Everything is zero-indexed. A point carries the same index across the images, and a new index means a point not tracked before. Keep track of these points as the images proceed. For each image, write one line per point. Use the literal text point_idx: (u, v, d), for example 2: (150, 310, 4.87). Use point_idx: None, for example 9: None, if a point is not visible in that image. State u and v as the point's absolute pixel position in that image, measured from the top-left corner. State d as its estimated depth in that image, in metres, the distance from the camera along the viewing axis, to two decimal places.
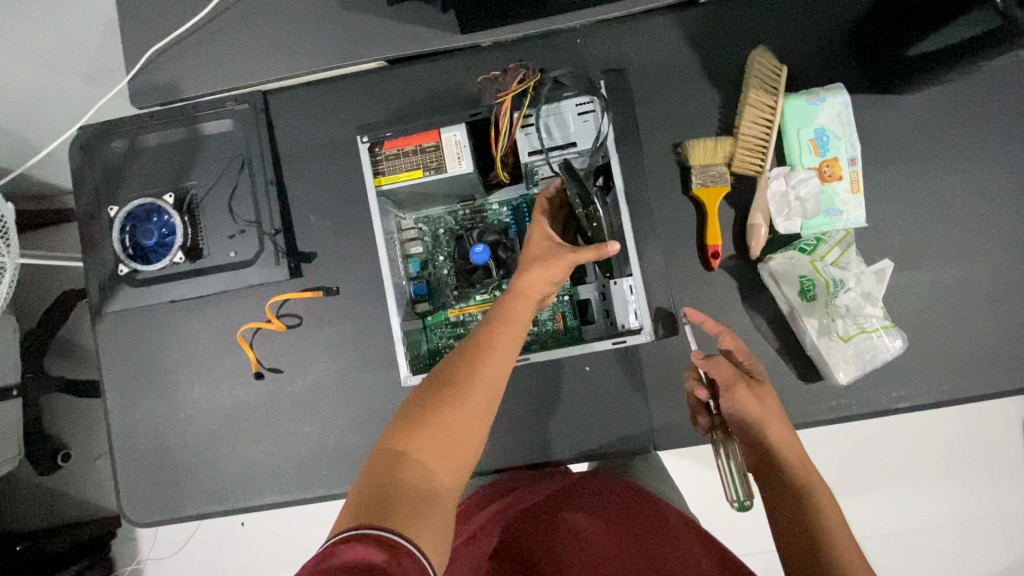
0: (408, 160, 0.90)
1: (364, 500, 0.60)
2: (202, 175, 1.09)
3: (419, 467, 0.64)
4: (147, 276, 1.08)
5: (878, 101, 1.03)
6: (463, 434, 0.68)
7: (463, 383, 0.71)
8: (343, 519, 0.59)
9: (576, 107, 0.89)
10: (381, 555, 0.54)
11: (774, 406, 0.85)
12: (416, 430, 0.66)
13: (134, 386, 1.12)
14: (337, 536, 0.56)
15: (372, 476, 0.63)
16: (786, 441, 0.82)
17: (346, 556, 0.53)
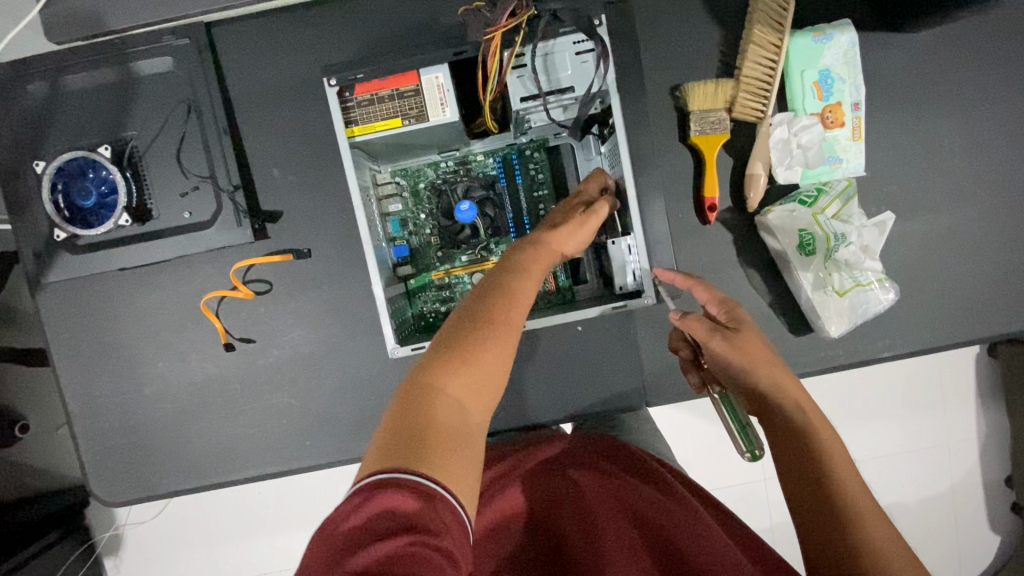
0: (383, 106, 0.79)
1: (395, 439, 0.56)
2: (144, 123, 0.95)
3: (455, 404, 0.61)
4: (89, 241, 0.96)
5: (884, 39, 0.97)
6: (496, 372, 0.66)
7: (492, 324, 0.67)
8: (372, 458, 0.56)
9: (573, 43, 0.77)
10: (417, 504, 0.50)
11: (762, 355, 0.76)
12: (450, 368, 0.63)
13: (89, 361, 1.02)
14: (367, 481, 0.52)
15: (402, 413, 0.59)
16: (778, 392, 0.74)
17: (380, 503, 0.50)
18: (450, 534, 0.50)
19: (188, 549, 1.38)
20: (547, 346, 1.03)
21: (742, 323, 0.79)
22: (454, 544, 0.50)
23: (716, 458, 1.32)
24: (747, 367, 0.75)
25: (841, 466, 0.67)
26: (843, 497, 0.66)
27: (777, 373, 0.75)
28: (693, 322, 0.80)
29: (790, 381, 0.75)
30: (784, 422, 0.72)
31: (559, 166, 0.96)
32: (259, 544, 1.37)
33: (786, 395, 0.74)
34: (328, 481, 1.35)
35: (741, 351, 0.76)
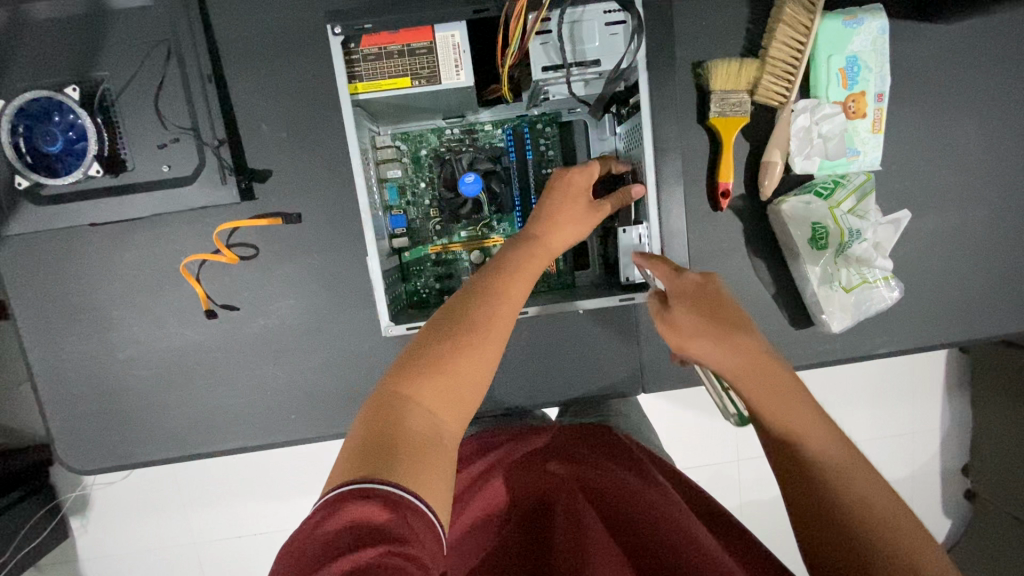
0: (392, 62, 0.72)
1: (366, 447, 0.55)
2: (117, 63, 0.86)
3: (425, 413, 0.59)
4: (55, 191, 0.87)
5: (912, 29, 0.93)
6: (473, 377, 0.63)
7: (472, 324, 0.65)
8: (342, 470, 0.54)
9: (604, 13, 0.71)
10: (385, 514, 0.48)
11: (753, 356, 0.67)
12: (424, 371, 0.61)
13: (57, 322, 0.95)
14: (333, 494, 0.50)
15: (373, 421, 0.58)
16: (774, 399, 0.64)
17: (346, 515, 0.48)
18: (418, 541, 0.48)
19: (158, 517, 1.33)
20: (546, 328, 1.00)
21: (731, 312, 0.70)
22: (423, 549, 0.48)
23: (701, 443, 1.33)
24: (735, 370, 0.67)
25: (858, 482, 0.58)
26: (867, 518, 0.55)
27: (770, 374, 0.66)
28: (679, 312, 0.71)
29: (770, 370, 0.66)
30: (786, 433, 0.63)
31: (570, 143, 0.91)
32: (235, 513, 1.33)
33: (785, 400, 0.64)
34: (307, 452, 1.31)
35: (729, 352, 0.67)
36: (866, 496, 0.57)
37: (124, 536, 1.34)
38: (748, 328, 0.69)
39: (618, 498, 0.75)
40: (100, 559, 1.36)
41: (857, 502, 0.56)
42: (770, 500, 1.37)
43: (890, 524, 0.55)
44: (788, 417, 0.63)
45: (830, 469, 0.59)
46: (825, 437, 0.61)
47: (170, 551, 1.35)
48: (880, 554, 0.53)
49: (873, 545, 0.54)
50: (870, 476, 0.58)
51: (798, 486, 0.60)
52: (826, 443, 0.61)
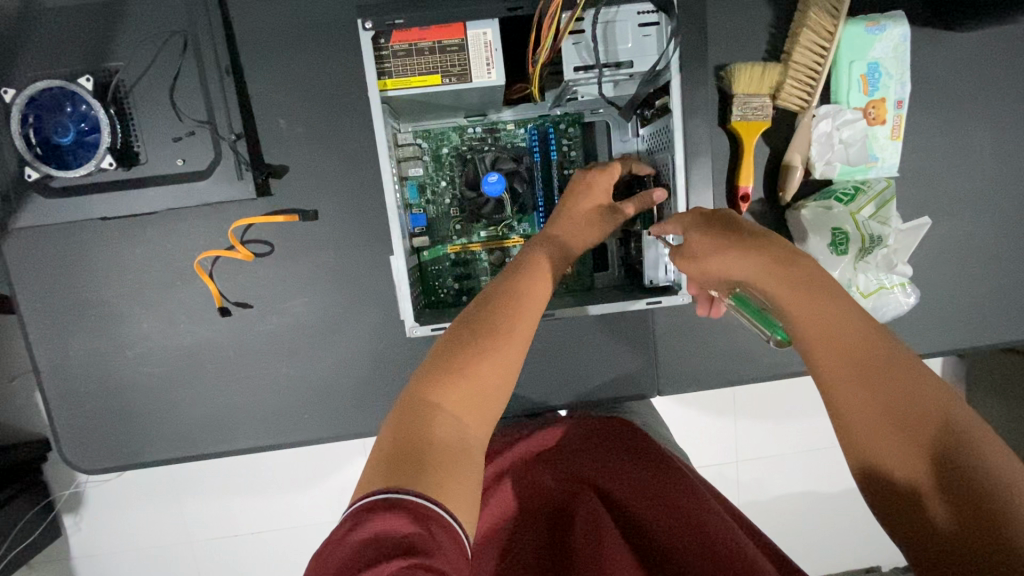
0: (422, 60, 0.71)
1: (391, 456, 0.54)
2: (132, 53, 0.84)
3: (451, 420, 0.58)
4: (65, 184, 0.85)
5: (932, 37, 0.94)
6: (497, 387, 0.62)
7: (496, 331, 0.64)
8: (367, 479, 0.53)
9: (637, 14, 0.70)
10: (411, 526, 0.47)
11: (784, 263, 0.59)
12: (450, 379, 0.60)
13: (63, 317, 0.92)
14: (358, 505, 0.49)
15: (398, 429, 0.57)
16: (813, 310, 0.56)
17: (372, 528, 0.47)
18: (445, 554, 0.46)
19: (158, 516, 1.31)
20: (563, 330, 0.99)
21: (759, 231, 0.64)
22: (450, 562, 0.46)
23: (708, 446, 1.33)
24: (766, 280, 0.59)
25: (918, 389, 0.50)
26: (940, 436, 0.48)
27: (805, 279, 0.57)
28: (697, 240, 0.66)
29: (811, 296, 0.57)
30: (831, 347, 0.55)
31: (592, 143, 0.90)
32: (237, 512, 1.31)
33: (823, 309, 0.56)
34: (311, 452, 1.30)
35: (757, 264, 0.60)
36: (932, 407, 0.49)
37: (123, 534, 1.32)
38: (774, 238, 0.62)
39: (638, 503, 0.78)
40: (97, 557, 1.33)
41: (923, 416, 0.49)
42: (774, 501, 1.38)
43: (966, 439, 0.47)
44: (829, 327, 0.55)
45: (888, 381, 0.51)
46: (877, 343, 0.53)
47: (170, 551, 1.33)
48: (956, 483, 0.46)
49: (950, 471, 0.47)
50: (931, 381, 0.51)
51: (849, 406, 0.53)
52: (874, 349, 0.53)
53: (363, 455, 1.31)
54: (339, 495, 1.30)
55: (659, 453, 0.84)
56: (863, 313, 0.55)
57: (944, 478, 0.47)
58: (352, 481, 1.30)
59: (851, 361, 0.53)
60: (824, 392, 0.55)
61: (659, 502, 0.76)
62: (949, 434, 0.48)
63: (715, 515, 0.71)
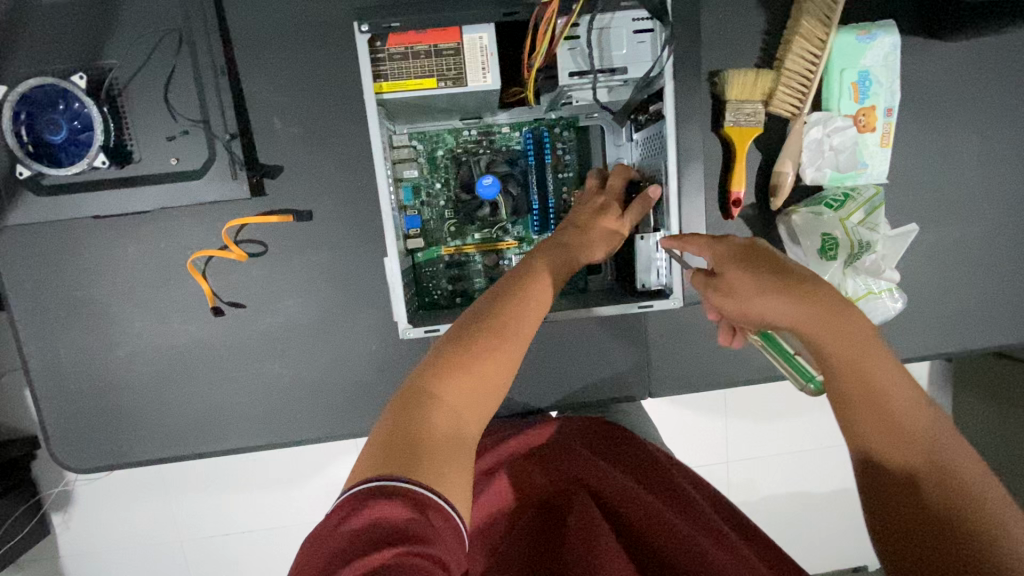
0: (417, 63, 0.71)
1: (389, 445, 0.54)
2: (125, 50, 0.83)
3: (449, 412, 0.59)
4: (57, 181, 0.84)
5: (921, 46, 0.95)
6: (495, 382, 0.63)
7: (494, 330, 0.66)
8: (362, 468, 0.53)
9: (633, 20, 0.71)
10: (408, 513, 0.48)
11: (826, 313, 0.59)
12: (450, 372, 0.61)
13: (54, 315, 0.92)
14: (356, 492, 0.50)
15: (396, 419, 0.57)
16: (855, 363, 0.58)
17: (369, 514, 0.47)
18: (442, 541, 0.47)
19: (147, 515, 1.30)
20: (556, 332, 0.99)
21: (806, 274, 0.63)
22: (446, 549, 0.47)
23: (699, 447, 1.34)
24: (806, 326, 0.60)
25: (940, 451, 0.53)
26: (948, 495, 0.51)
27: (848, 333, 0.58)
28: (737, 276, 0.64)
29: (851, 343, 0.58)
30: (862, 398, 0.57)
31: (587, 147, 0.91)
32: (228, 511, 1.31)
33: (862, 364, 0.57)
34: (304, 450, 1.30)
35: (793, 311, 0.60)
36: (948, 468, 0.53)
37: (112, 533, 1.31)
38: (823, 285, 0.61)
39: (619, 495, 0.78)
40: (85, 555, 1.32)
41: (935, 475, 0.52)
42: (762, 501, 1.40)
43: (975, 503, 0.51)
44: (867, 381, 0.57)
45: (911, 440, 0.54)
46: (909, 402, 0.56)
47: (160, 550, 1.32)
48: (950, 538, 0.50)
49: (947, 526, 0.50)
50: (952, 445, 0.54)
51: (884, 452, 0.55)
52: (905, 408, 0.55)
53: (354, 454, 1.31)
54: (331, 493, 1.30)
55: (647, 456, 0.85)
56: (901, 373, 0.57)
57: (940, 530, 0.51)
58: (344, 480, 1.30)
59: (882, 415, 0.56)
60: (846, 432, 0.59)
61: (641, 504, 0.76)
62: (958, 497, 0.51)
63: (682, 523, 0.71)
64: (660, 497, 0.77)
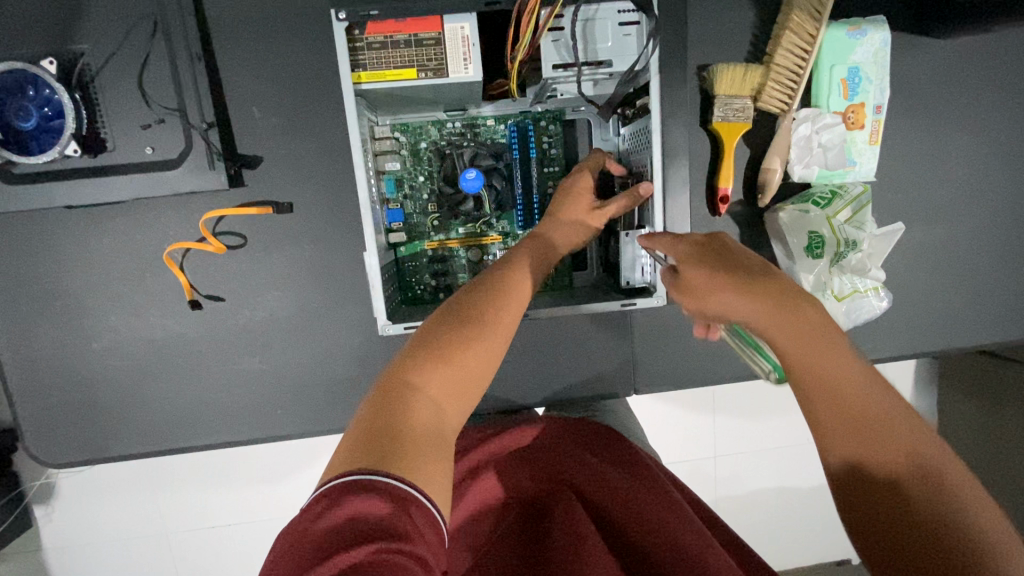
0: (397, 52, 0.69)
1: (368, 439, 0.53)
2: (98, 35, 0.80)
3: (431, 405, 0.59)
4: (28, 170, 0.82)
5: (911, 43, 0.94)
6: (477, 374, 0.63)
7: (473, 320, 0.66)
8: (341, 461, 0.52)
9: (617, 12, 0.69)
10: (386, 508, 0.47)
11: (782, 310, 0.59)
12: (432, 364, 0.61)
13: (27, 308, 0.90)
14: (334, 485, 0.49)
15: (376, 411, 0.57)
16: (816, 359, 0.56)
17: (348, 510, 0.46)
18: (422, 538, 0.47)
19: (128, 509, 1.29)
20: (541, 328, 0.98)
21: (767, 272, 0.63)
22: (426, 546, 0.46)
23: (685, 442, 1.34)
24: (766, 324, 0.59)
25: (908, 443, 0.52)
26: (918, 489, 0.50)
27: (809, 328, 0.58)
28: (696, 273, 0.64)
29: (809, 332, 0.57)
30: (826, 397, 0.55)
31: (574, 141, 0.89)
32: (211, 506, 1.29)
33: (823, 358, 0.56)
34: (288, 444, 1.28)
35: (751, 308, 0.60)
36: (918, 459, 0.51)
37: (92, 527, 1.29)
38: (782, 282, 0.61)
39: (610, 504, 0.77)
40: (65, 549, 1.31)
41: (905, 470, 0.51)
42: (747, 496, 1.40)
43: (947, 494, 0.49)
44: (829, 377, 0.55)
45: (878, 434, 0.52)
46: (874, 395, 0.54)
47: (142, 544, 1.31)
48: (926, 537, 0.48)
49: (921, 523, 0.49)
50: (920, 435, 0.52)
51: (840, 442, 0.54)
52: (870, 402, 0.54)
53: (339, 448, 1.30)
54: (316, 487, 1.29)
55: (631, 454, 0.82)
56: (864, 365, 0.56)
57: (914, 528, 0.49)
58: None
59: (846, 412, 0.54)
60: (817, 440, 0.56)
61: (630, 505, 0.75)
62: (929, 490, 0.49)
63: (685, 535, 0.67)
64: (644, 496, 0.75)
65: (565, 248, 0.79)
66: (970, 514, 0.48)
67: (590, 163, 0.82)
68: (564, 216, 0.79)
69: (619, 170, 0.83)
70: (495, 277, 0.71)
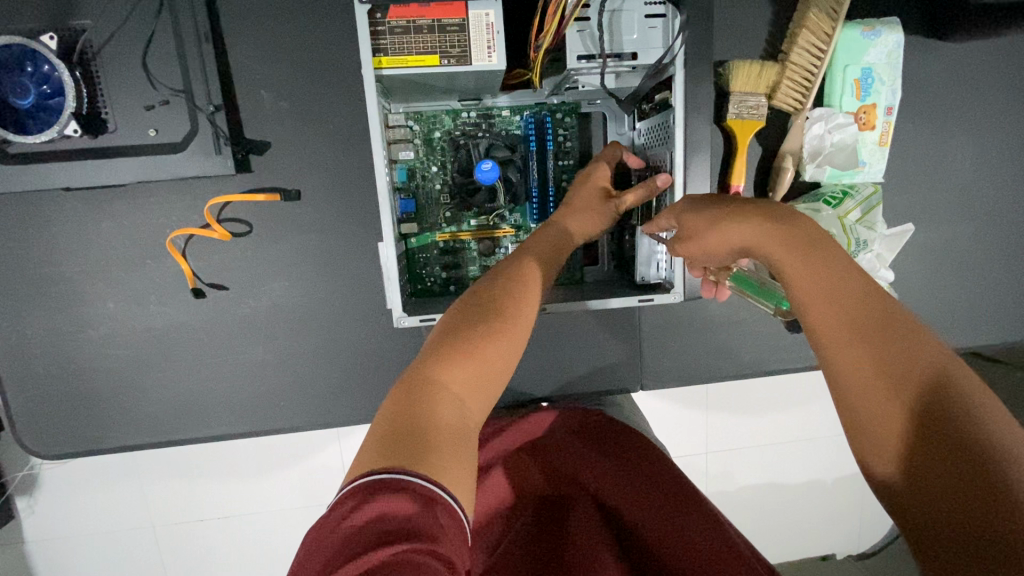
0: (419, 38, 0.68)
1: (391, 435, 0.53)
2: (100, 10, 0.77)
3: (455, 401, 0.58)
4: (23, 150, 0.79)
5: (923, 46, 0.95)
6: (498, 369, 0.63)
7: (490, 310, 0.65)
8: (364, 459, 0.52)
9: (644, 5, 0.69)
10: (412, 506, 0.46)
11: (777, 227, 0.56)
12: (454, 360, 0.60)
13: (21, 293, 0.86)
14: (361, 483, 0.48)
15: (400, 407, 0.56)
16: (817, 272, 0.53)
17: (375, 508, 0.45)
18: (448, 538, 0.46)
19: (118, 500, 1.25)
20: (550, 323, 0.98)
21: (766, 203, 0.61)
22: (452, 547, 0.45)
23: (685, 438, 1.35)
24: (765, 244, 0.56)
25: (916, 348, 0.47)
26: (932, 393, 0.45)
27: (807, 242, 0.54)
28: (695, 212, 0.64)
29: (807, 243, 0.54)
30: (827, 310, 0.51)
31: (589, 134, 0.89)
32: (205, 498, 1.27)
33: (821, 271, 0.53)
34: (285, 436, 1.26)
35: (748, 229, 0.58)
36: (928, 366, 0.46)
37: (80, 519, 1.26)
38: (780, 207, 0.59)
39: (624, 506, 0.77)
40: (51, 542, 1.27)
41: (916, 372, 0.46)
42: (743, 492, 1.42)
43: (965, 396, 0.44)
44: (828, 291, 0.52)
45: (887, 341, 0.48)
46: (886, 309, 0.50)
47: (131, 536, 1.28)
48: (945, 442, 0.43)
49: (941, 430, 0.43)
50: (931, 342, 0.48)
51: (848, 355, 0.49)
52: (873, 311, 0.50)
53: (337, 441, 1.28)
54: (314, 480, 1.27)
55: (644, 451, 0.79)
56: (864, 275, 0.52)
57: (933, 437, 0.43)
58: (326, 467, 1.27)
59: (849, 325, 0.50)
60: (827, 364, 0.51)
61: (640, 503, 0.75)
62: (946, 395, 0.44)
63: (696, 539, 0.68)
64: (659, 498, 0.74)
65: (581, 238, 0.78)
66: (991, 418, 0.43)
67: (606, 155, 0.81)
68: (579, 207, 0.78)
69: (638, 160, 0.81)
70: (521, 267, 0.71)
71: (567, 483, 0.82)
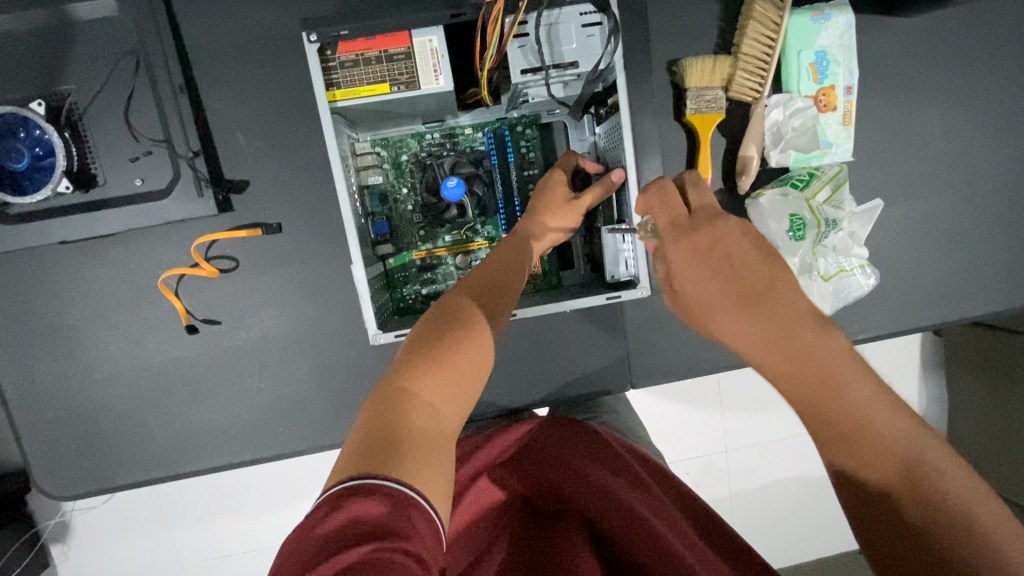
0: (369, 69, 0.72)
1: (366, 444, 0.54)
2: (83, 76, 0.83)
3: (426, 408, 0.60)
4: (23, 210, 0.84)
5: (877, 23, 0.96)
6: (470, 375, 0.65)
7: (468, 321, 0.68)
8: (339, 469, 0.53)
9: (580, 15, 0.72)
10: (385, 508, 0.47)
11: (754, 311, 0.65)
12: (427, 370, 0.62)
13: (30, 344, 0.92)
14: (335, 491, 0.49)
15: (374, 417, 0.58)
16: (814, 374, 0.62)
17: (347, 513, 0.47)
18: (421, 538, 0.47)
19: (142, 540, 1.29)
20: (534, 329, 0.99)
21: (741, 262, 0.68)
22: (424, 545, 0.47)
23: (691, 436, 1.34)
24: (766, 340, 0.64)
25: (886, 422, 0.58)
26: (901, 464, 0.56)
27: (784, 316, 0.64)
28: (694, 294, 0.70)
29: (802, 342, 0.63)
30: (823, 408, 0.61)
31: (550, 143, 0.92)
32: (224, 531, 1.30)
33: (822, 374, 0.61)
34: (296, 468, 1.28)
35: (730, 306, 0.67)
36: (891, 424, 0.58)
37: (107, 561, 1.30)
38: (757, 271, 0.67)
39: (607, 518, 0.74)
40: None
41: (883, 445, 0.57)
42: (762, 488, 1.39)
43: (937, 480, 0.54)
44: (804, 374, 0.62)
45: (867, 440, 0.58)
46: (869, 405, 0.59)
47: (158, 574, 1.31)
48: (923, 513, 0.53)
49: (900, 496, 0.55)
50: (908, 433, 0.57)
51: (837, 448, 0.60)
52: (843, 390, 0.60)
53: None
54: None
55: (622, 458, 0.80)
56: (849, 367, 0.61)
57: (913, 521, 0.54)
58: None
59: (828, 412, 0.60)
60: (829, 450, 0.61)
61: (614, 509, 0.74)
62: (916, 466, 0.55)
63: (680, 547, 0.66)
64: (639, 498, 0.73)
65: (543, 239, 0.81)
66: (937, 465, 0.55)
67: (562, 161, 0.85)
68: (543, 209, 0.81)
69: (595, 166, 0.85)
70: (492, 277, 0.74)
71: (555, 495, 0.80)
